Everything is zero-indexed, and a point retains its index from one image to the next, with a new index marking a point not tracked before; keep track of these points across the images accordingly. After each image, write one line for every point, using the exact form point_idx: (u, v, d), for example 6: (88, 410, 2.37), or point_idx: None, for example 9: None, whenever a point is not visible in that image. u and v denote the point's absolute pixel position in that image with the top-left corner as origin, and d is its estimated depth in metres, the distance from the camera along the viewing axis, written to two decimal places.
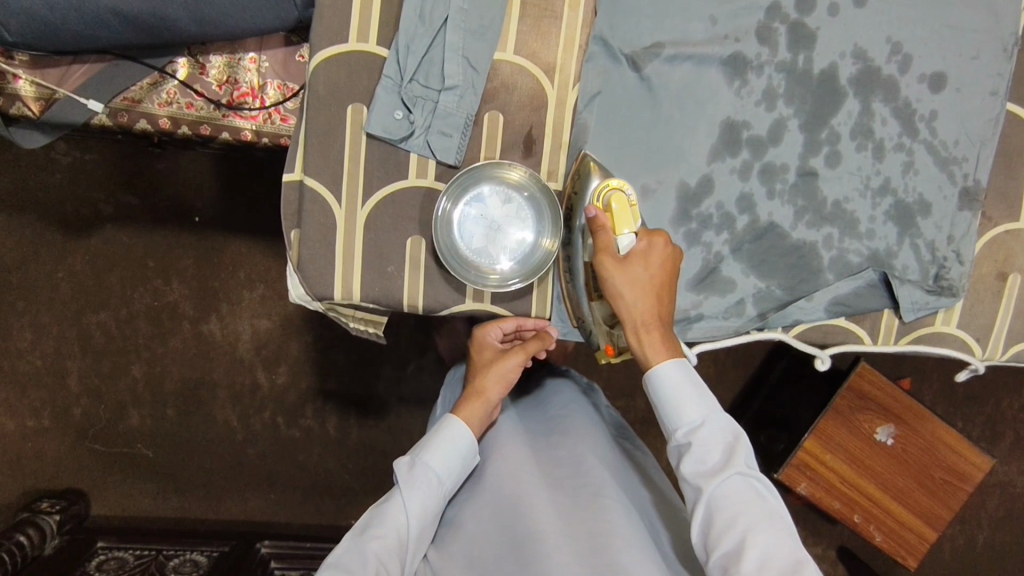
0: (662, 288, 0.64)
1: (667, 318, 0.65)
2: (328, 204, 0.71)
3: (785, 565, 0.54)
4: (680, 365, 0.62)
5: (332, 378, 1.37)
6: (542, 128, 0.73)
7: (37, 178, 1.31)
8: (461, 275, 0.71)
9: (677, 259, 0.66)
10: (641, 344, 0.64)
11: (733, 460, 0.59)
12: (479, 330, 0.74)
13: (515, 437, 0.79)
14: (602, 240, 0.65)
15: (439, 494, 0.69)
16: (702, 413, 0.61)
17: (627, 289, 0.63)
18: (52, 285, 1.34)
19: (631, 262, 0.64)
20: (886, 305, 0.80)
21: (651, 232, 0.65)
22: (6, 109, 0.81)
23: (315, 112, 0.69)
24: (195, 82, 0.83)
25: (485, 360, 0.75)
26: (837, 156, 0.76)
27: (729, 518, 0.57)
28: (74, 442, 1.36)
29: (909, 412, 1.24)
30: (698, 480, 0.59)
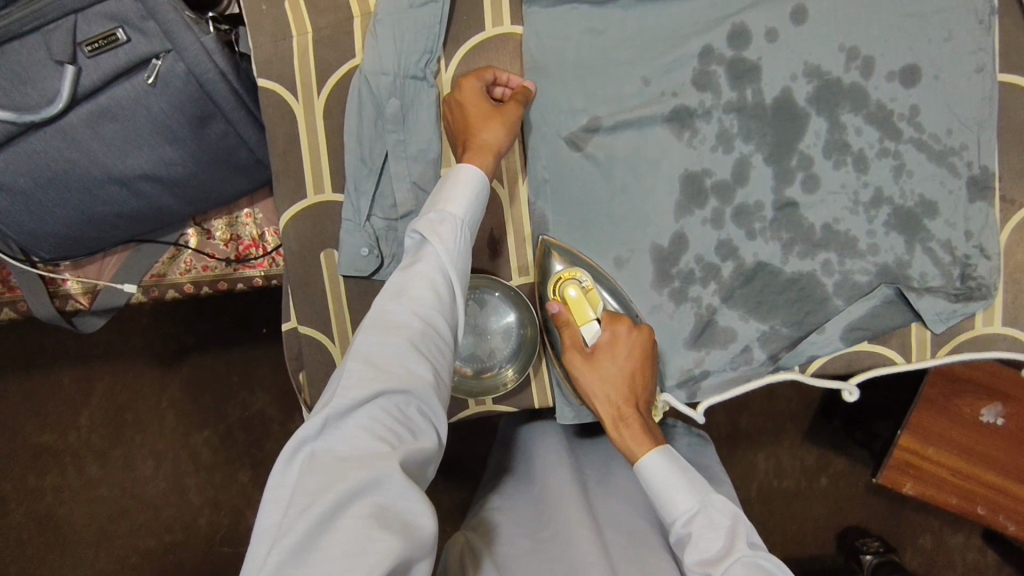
0: (634, 374, 0.67)
1: (643, 405, 0.67)
2: (323, 344, 0.76)
3: None
4: (666, 454, 0.63)
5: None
6: (503, 228, 0.75)
7: (129, 325, 1.50)
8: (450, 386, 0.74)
9: (647, 341, 0.68)
10: (622, 436, 0.65)
11: (736, 544, 0.57)
12: (463, 86, 0.69)
13: (565, 479, 0.75)
14: (568, 335, 0.69)
15: (411, 431, 0.51)
16: (696, 501, 0.60)
17: (598, 384, 0.66)
18: (159, 416, 1.51)
19: (599, 357, 0.67)
20: (910, 320, 0.73)
21: (613, 320, 0.68)
22: (62, 307, 0.93)
23: (293, 265, 0.75)
24: (205, 246, 0.91)
25: (477, 112, 0.68)
26: (815, 180, 0.72)
27: None
28: (205, 549, 1.51)
29: (1017, 386, 1.04)
30: (703, 569, 0.58)
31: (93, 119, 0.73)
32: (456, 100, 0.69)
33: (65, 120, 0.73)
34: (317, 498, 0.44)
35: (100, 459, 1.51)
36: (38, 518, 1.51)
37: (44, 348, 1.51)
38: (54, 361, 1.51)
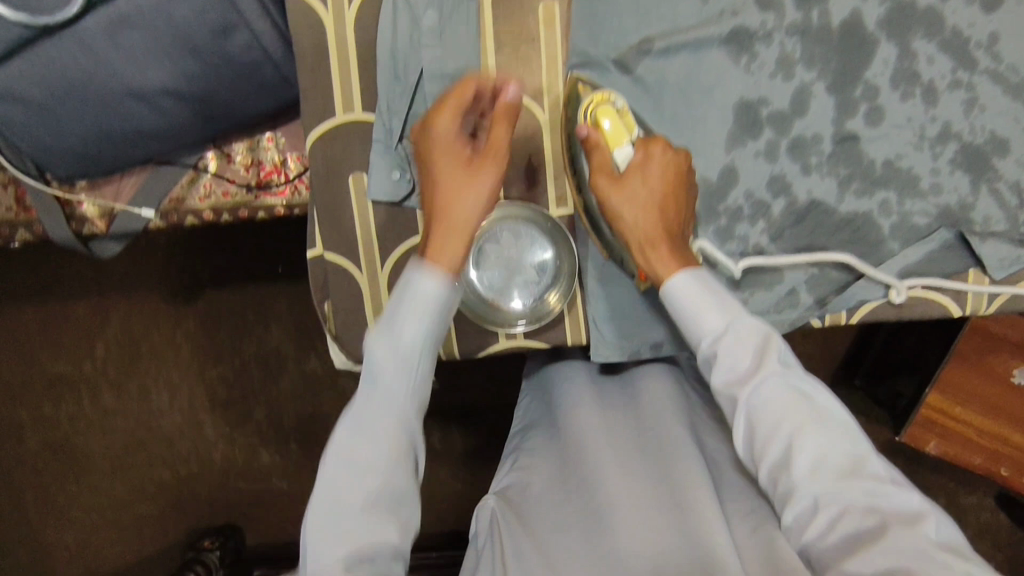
0: (666, 195, 0.60)
1: (677, 231, 0.60)
2: (349, 273, 0.73)
3: (842, 465, 0.49)
4: (696, 275, 0.57)
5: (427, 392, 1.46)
6: (542, 155, 0.70)
7: (142, 256, 1.48)
8: (479, 321, 0.71)
9: (682, 163, 0.62)
10: (650, 263, 0.59)
11: (766, 361, 0.52)
12: (432, 127, 0.59)
13: (586, 414, 0.68)
14: (597, 158, 0.63)
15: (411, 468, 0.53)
16: (723, 320, 0.55)
17: (628, 207, 0.60)
18: (174, 349, 1.50)
19: (628, 177, 0.61)
20: (970, 266, 0.70)
21: (647, 142, 0.62)
22: (79, 230, 0.90)
23: (320, 189, 0.71)
24: (225, 171, 0.88)
25: (455, 159, 0.58)
26: (879, 112, 0.67)
27: (773, 424, 0.51)
28: (221, 481, 1.53)
29: None
30: (731, 389, 0.53)
31: (113, 26, 0.69)
32: (427, 142, 0.59)
33: (83, 25, 0.69)
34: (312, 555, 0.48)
35: (116, 390, 1.51)
36: (55, 445, 1.53)
37: (58, 276, 1.49)
38: (68, 292, 1.50)
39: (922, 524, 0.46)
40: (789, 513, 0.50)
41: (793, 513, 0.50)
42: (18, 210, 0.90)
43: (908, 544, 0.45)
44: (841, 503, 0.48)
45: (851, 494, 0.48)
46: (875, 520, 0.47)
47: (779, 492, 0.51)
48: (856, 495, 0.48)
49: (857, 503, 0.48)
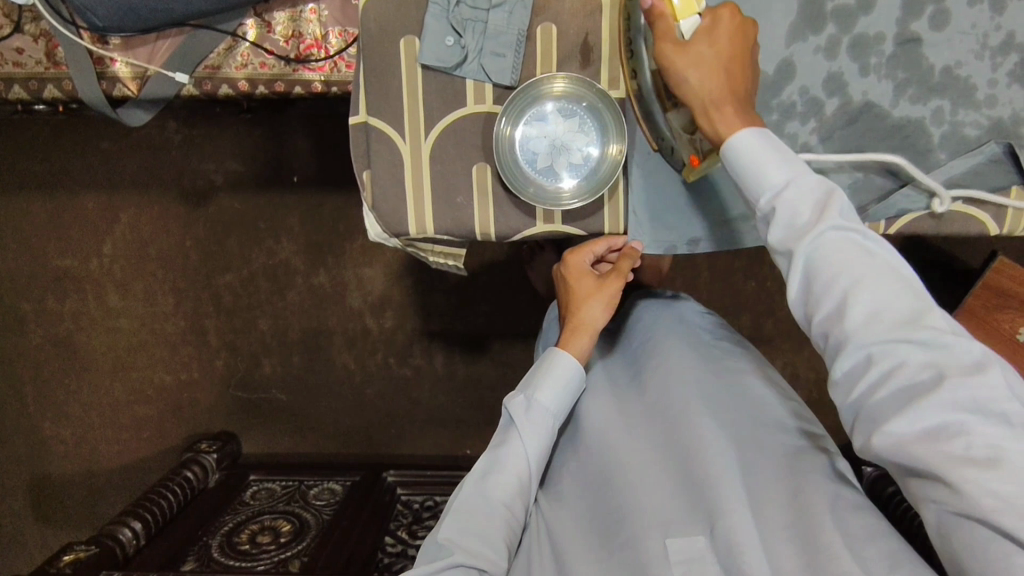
0: (732, 61, 0.58)
1: (743, 95, 0.58)
2: (392, 141, 0.72)
3: (901, 316, 0.47)
4: (761, 134, 0.56)
5: (436, 317, 1.40)
6: (599, 33, 0.69)
7: (156, 156, 1.36)
8: (522, 194, 0.70)
9: (750, 29, 0.59)
10: (714, 127, 0.58)
11: (827, 213, 0.51)
12: (573, 257, 0.75)
13: (604, 401, 0.75)
14: (661, 27, 0.59)
15: (556, 419, 0.70)
16: (784, 174, 0.54)
17: (693, 72, 0.57)
18: (183, 255, 1.41)
19: (694, 42, 0.57)
20: (1014, 180, 0.70)
21: (716, 8, 0.58)
22: (110, 92, 0.89)
23: (370, 50, 0.70)
24: (264, 41, 0.86)
25: (585, 284, 0.74)
26: (945, 15, 0.67)
27: (831, 275, 0.50)
28: (222, 391, 1.48)
29: None
30: (788, 244, 0.53)
31: None
32: (565, 273, 0.76)
33: None
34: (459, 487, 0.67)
35: (121, 289, 1.43)
36: (59, 341, 1.46)
37: (61, 168, 1.37)
38: (77, 184, 1.38)
39: (987, 373, 0.44)
40: (839, 364, 0.49)
41: (844, 366, 0.49)
42: (49, 65, 0.89)
43: (966, 392, 0.44)
44: (898, 357, 0.47)
45: (909, 347, 0.46)
46: (932, 372, 0.45)
47: (830, 345, 0.50)
48: (914, 348, 0.46)
49: (914, 354, 0.46)
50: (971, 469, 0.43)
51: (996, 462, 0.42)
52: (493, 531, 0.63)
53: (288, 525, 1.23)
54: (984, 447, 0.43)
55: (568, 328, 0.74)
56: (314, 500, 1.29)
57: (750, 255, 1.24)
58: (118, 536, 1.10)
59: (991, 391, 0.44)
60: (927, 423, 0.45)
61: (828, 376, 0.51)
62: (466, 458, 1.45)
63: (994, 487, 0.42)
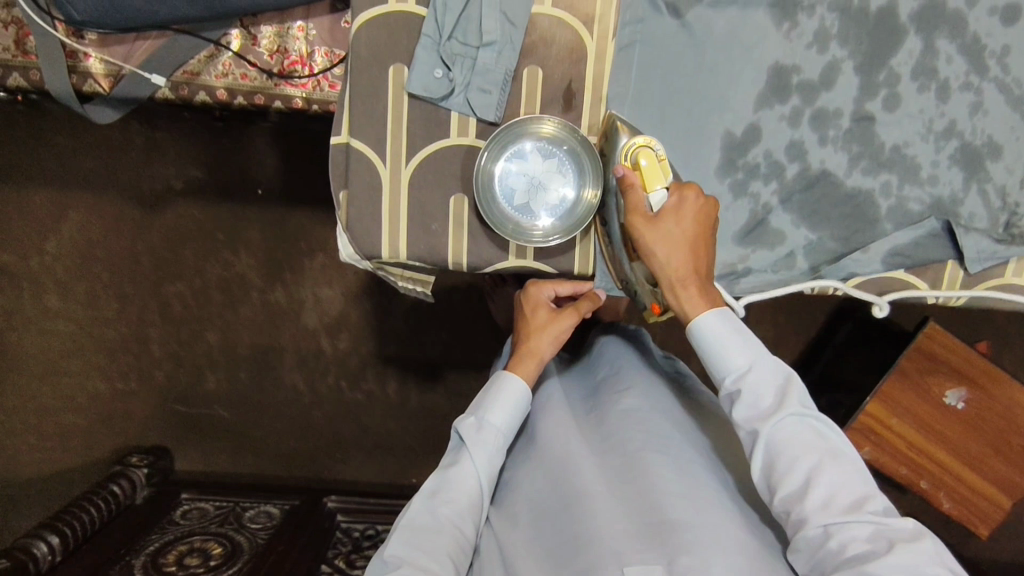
0: (697, 241, 0.65)
1: (704, 272, 0.65)
2: (373, 164, 0.72)
3: (850, 500, 0.54)
4: (723, 315, 0.63)
5: (392, 342, 1.39)
6: (581, 82, 0.72)
7: (115, 155, 1.31)
8: (499, 229, 0.72)
9: (710, 210, 0.66)
10: (678, 299, 0.65)
11: (786, 401, 0.59)
12: (534, 288, 0.77)
13: (553, 422, 0.76)
14: (632, 198, 0.67)
15: (505, 440, 0.72)
16: (747, 359, 0.62)
17: (662, 248, 0.64)
18: (132, 258, 1.36)
19: (662, 219, 0.65)
20: (949, 255, 0.76)
21: (681, 187, 0.66)
22: (80, 87, 0.86)
23: (358, 74, 0.70)
24: (248, 53, 0.86)
25: (541, 318, 0.76)
26: (896, 98, 0.73)
27: (789, 459, 0.57)
28: (158, 403, 1.42)
29: (983, 376, 1.04)
30: (752, 424, 0.59)
31: None
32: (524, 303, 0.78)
33: None
34: (409, 505, 0.67)
35: (62, 289, 1.37)
36: None
37: (9, 160, 1.31)
38: (26, 178, 1.32)
39: (922, 541, 0.51)
40: (798, 539, 0.54)
41: (802, 538, 0.54)
42: (17, 53, 0.86)
43: (911, 554, 0.49)
44: (850, 533, 0.51)
45: (859, 524, 0.52)
46: (881, 540, 0.51)
47: (790, 520, 0.56)
48: (863, 522, 0.52)
49: (863, 528, 0.52)
50: None
51: None
52: (441, 549, 0.63)
53: (219, 548, 1.16)
54: None
55: (518, 352, 0.75)
56: (248, 523, 1.23)
57: None
58: (32, 550, 1.03)
59: (927, 556, 0.50)
60: None
61: (789, 542, 0.55)
62: (409, 487, 1.43)
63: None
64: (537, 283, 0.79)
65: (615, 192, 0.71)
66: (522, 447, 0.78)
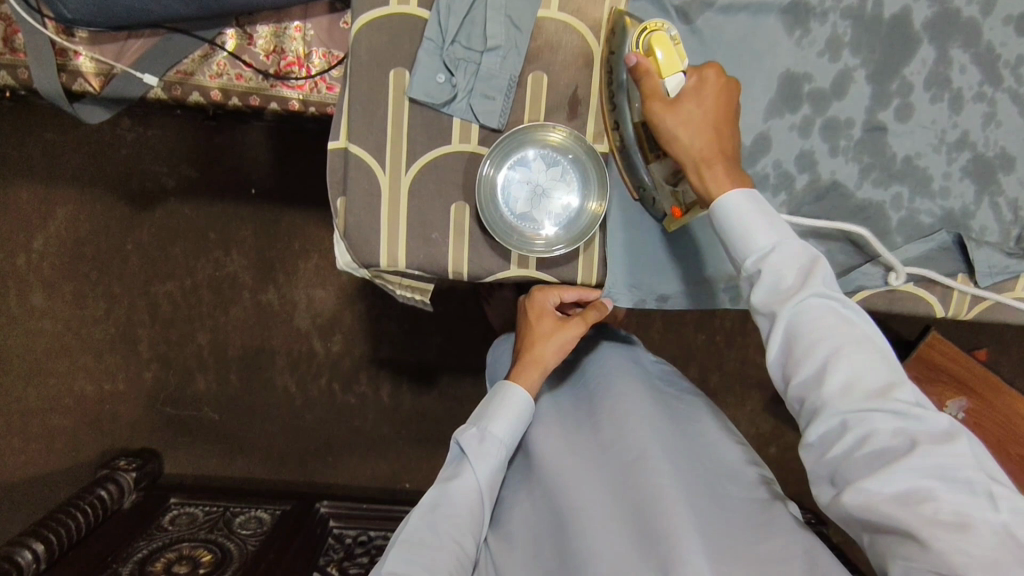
0: (719, 120, 0.61)
1: (730, 150, 0.61)
2: (372, 171, 0.70)
3: (876, 385, 0.50)
4: (752, 194, 0.58)
5: (386, 345, 1.37)
6: (588, 88, 0.70)
7: (105, 152, 1.29)
8: (501, 239, 0.69)
9: (732, 89, 0.62)
10: (703, 183, 0.60)
11: (810, 281, 0.54)
12: (539, 295, 0.74)
13: (554, 432, 0.74)
14: (648, 85, 0.62)
15: (507, 450, 0.70)
16: (770, 239, 0.57)
17: (682, 129, 0.60)
18: (121, 258, 1.33)
19: (682, 102, 0.61)
20: (959, 269, 0.74)
21: (700, 68, 0.62)
22: (69, 85, 0.84)
23: (358, 79, 0.68)
24: (244, 53, 0.83)
25: (547, 326, 0.74)
26: (909, 108, 0.71)
27: (812, 341, 0.53)
28: (147, 405, 1.39)
29: (985, 386, 1.01)
30: (772, 306, 0.55)
31: None
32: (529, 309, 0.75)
33: None
34: (408, 519, 0.64)
35: (49, 288, 1.34)
36: None
37: None
38: (13, 174, 1.29)
39: (954, 440, 0.47)
40: (814, 429, 0.52)
41: (818, 429, 0.52)
42: (4, 50, 0.83)
43: (934, 457, 0.47)
44: (873, 422, 0.49)
45: (882, 414, 0.49)
46: (903, 438, 0.48)
47: (806, 409, 0.54)
48: (887, 416, 0.49)
49: (886, 422, 0.49)
50: (943, 532, 0.45)
51: (962, 525, 0.45)
52: (442, 568, 0.60)
53: (208, 555, 1.14)
54: (950, 513, 0.46)
55: (522, 362, 0.73)
56: (239, 529, 1.21)
57: (701, 311, 1.28)
58: (16, 559, 1.01)
59: (956, 459, 0.47)
60: (898, 485, 0.48)
61: (802, 437, 0.54)
62: (402, 492, 1.41)
63: (962, 548, 0.45)
64: (542, 287, 0.76)
65: (625, 87, 0.66)
66: (520, 456, 0.77)
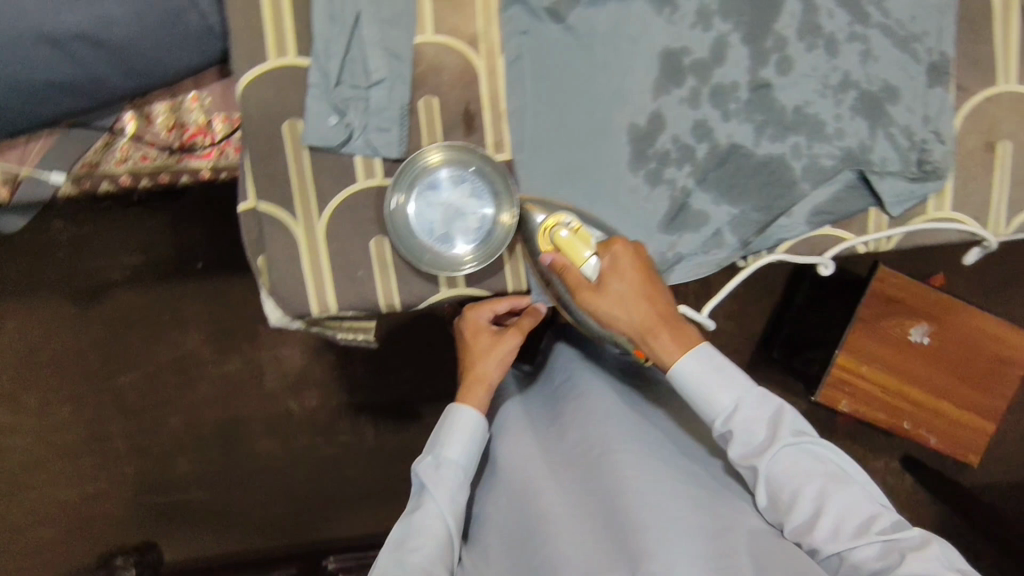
0: (646, 285, 0.67)
1: (668, 311, 0.67)
2: (286, 223, 0.71)
3: (860, 520, 0.61)
4: (701, 352, 0.66)
5: (358, 390, 1.36)
6: (478, 103, 0.71)
7: (42, 258, 1.28)
8: (416, 261, 0.71)
9: (641, 252, 0.68)
10: (655, 350, 0.67)
11: (779, 434, 0.64)
12: (471, 315, 0.77)
13: (518, 441, 0.74)
14: (572, 279, 0.68)
15: (468, 471, 0.70)
16: (733, 398, 0.65)
17: (620, 313, 0.66)
18: (78, 357, 1.32)
19: (607, 284, 0.66)
20: (869, 204, 0.76)
21: (608, 244, 0.67)
22: None
23: (253, 138, 0.69)
24: (145, 134, 0.84)
25: (484, 344, 0.76)
26: (788, 62, 0.73)
27: (794, 488, 0.62)
28: (131, 499, 1.37)
29: (938, 308, 1.10)
30: (750, 461, 0.64)
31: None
32: (464, 327, 0.77)
33: None
34: (377, 558, 0.64)
35: (12, 402, 1.32)
36: None
37: None
38: None
39: (928, 549, 0.57)
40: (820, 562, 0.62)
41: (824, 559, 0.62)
42: None
43: (920, 565, 0.56)
44: (862, 553, 0.59)
45: (869, 546, 0.59)
46: (890, 555, 0.58)
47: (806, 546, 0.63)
48: (873, 544, 0.59)
49: (873, 549, 0.59)
50: None
51: None
52: None
53: None
54: None
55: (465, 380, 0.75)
56: None
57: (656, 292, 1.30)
58: None
59: (934, 566, 0.56)
60: None
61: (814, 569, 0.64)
62: None
63: None
64: (474, 306, 0.78)
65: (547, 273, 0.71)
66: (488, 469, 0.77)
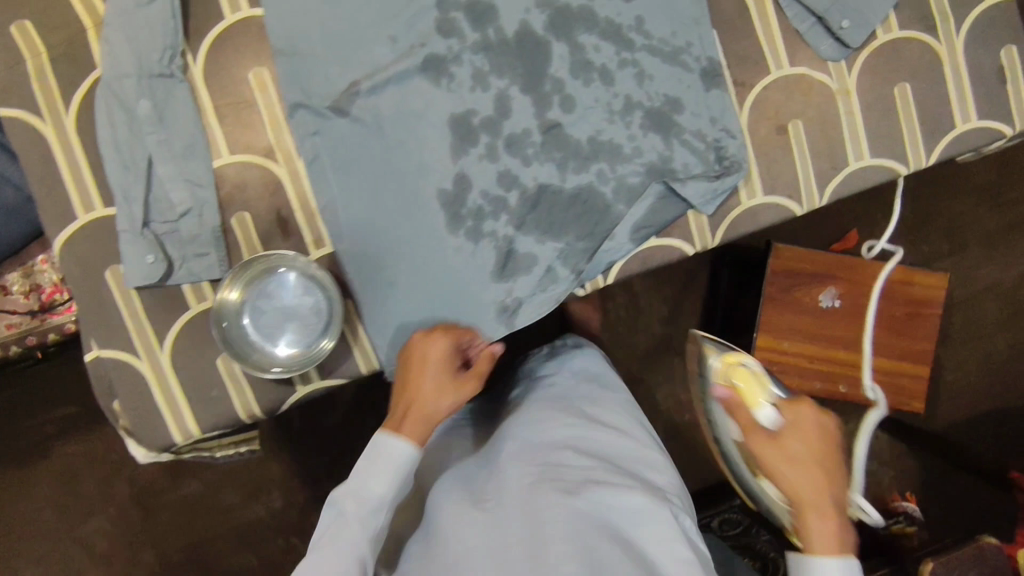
0: (822, 456, 0.64)
1: (833, 471, 0.64)
2: (130, 363, 0.73)
3: None
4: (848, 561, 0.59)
5: (323, 481, 1.24)
6: (288, 206, 0.75)
7: None
8: (241, 363, 0.72)
9: (828, 425, 0.66)
10: (806, 534, 0.60)
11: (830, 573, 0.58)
12: (419, 342, 0.71)
13: (450, 488, 0.67)
14: (746, 422, 0.68)
15: (389, 513, 0.63)
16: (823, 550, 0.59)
17: (795, 472, 0.63)
18: (33, 517, 1.20)
19: (784, 437, 0.65)
20: (684, 208, 0.80)
21: (793, 404, 0.67)
22: None
23: (80, 292, 0.72)
24: (4, 303, 0.87)
25: (415, 374, 0.68)
26: (570, 100, 0.77)
27: None
28: None
29: (843, 268, 1.17)
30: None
31: None
32: (419, 355, 0.70)
33: None
34: None
35: None
36: None
37: None
38: None
39: None
40: None
41: None
42: None
43: None
44: None
45: None
46: None
47: None
48: None
49: None
50: None
51: None
52: None
53: None
54: None
55: (401, 414, 0.66)
56: None
57: None
58: None
59: None
60: None
61: None
62: None
63: None
64: (425, 336, 0.72)
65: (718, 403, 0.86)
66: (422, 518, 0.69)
